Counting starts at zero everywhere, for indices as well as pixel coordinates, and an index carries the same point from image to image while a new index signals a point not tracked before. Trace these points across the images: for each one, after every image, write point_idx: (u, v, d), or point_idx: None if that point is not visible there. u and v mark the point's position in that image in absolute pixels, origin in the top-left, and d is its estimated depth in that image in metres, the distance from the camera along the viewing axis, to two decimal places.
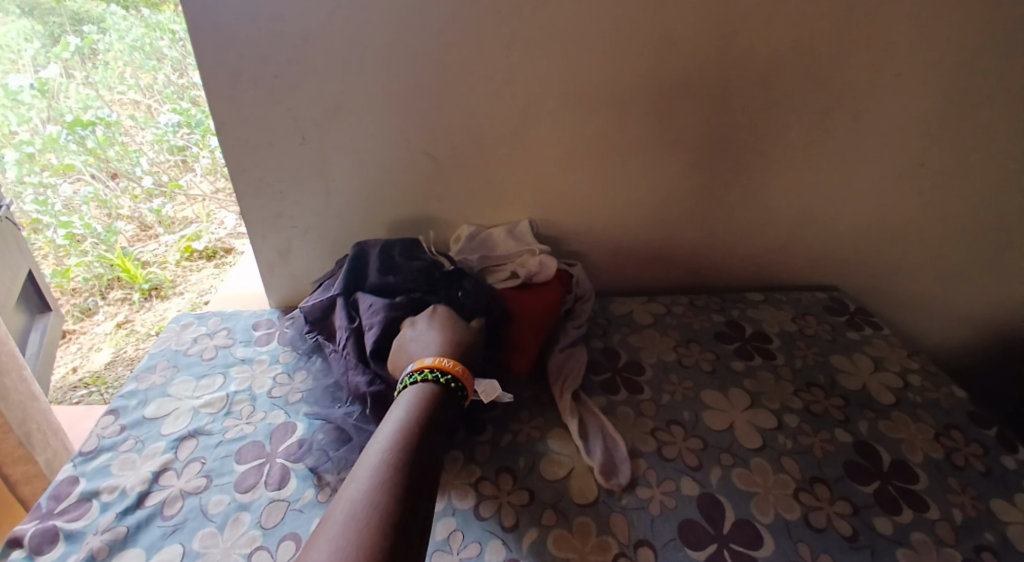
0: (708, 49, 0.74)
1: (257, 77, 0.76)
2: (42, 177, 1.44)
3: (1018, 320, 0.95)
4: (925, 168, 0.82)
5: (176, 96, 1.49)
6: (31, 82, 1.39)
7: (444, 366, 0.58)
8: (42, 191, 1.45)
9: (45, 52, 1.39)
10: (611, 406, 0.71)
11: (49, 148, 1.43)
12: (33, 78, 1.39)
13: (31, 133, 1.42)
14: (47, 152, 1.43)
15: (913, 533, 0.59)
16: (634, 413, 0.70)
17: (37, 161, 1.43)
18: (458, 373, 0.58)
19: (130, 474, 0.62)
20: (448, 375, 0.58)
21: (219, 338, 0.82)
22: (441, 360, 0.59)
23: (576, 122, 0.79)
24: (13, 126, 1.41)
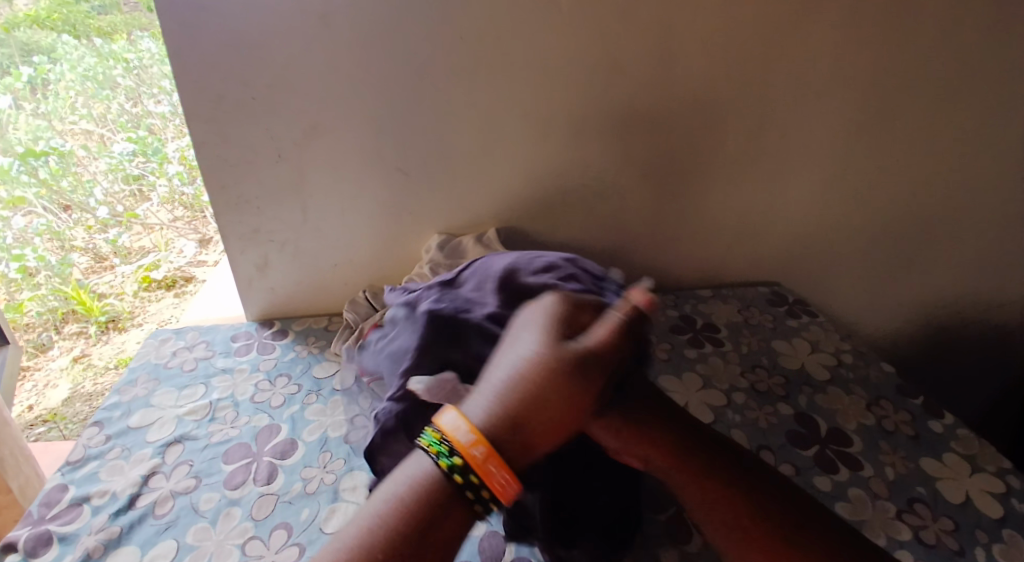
0: (652, 71, 0.82)
1: (239, 103, 0.81)
2: None
3: (942, 305, 1.05)
4: (849, 172, 0.92)
5: (131, 125, 1.41)
6: None
7: (458, 445, 0.42)
8: None
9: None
10: None
11: None
12: None
13: None
14: None
15: (850, 490, 0.66)
16: None
17: None
18: (468, 454, 0.41)
19: (119, 479, 0.65)
20: (466, 468, 0.41)
21: (199, 350, 0.84)
22: (460, 434, 0.42)
23: (536, 138, 0.87)
24: None
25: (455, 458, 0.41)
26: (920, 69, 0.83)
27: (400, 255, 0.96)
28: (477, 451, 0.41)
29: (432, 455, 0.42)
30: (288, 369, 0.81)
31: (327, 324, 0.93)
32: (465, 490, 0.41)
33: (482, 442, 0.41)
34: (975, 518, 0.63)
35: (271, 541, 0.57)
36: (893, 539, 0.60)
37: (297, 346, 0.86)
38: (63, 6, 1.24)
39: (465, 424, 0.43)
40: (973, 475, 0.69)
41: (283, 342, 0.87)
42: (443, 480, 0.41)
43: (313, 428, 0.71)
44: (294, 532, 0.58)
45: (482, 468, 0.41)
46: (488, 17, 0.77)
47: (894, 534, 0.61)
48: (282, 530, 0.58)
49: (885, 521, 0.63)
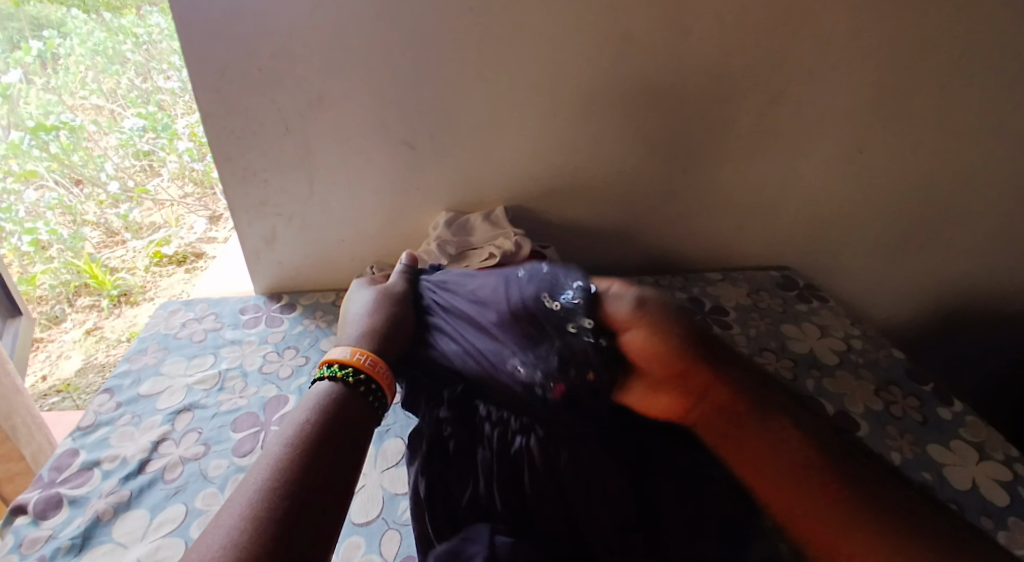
0: (664, 45, 0.80)
1: (245, 73, 0.80)
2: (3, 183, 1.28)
3: (951, 292, 1.04)
4: (862, 154, 0.90)
5: (140, 101, 1.40)
6: None
7: (352, 362, 0.53)
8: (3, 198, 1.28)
9: (3, 57, 1.21)
10: None
11: (9, 154, 1.26)
12: None
13: None
14: (7, 158, 1.26)
15: None
16: None
17: None
18: (362, 366, 0.52)
19: (129, 444, 0.66)
20: (357, 374, 0.52)
21: (208, 322, 0.85)
22: (351, 356, 0.53)
23: (545, 114, 0.85)
24: None
25: (340, 370, 0.51)
26: (941, 45, 0.80)
27: (406, 231, 0.96)
28: (369, 361, 0.53)
29: (327, 378, 0.51)
30: (295, 342, 0.81)
31: (334, 299, 0.93)
32: (359, 389, 0.51)
33: (367, 354, 0.53)
34: (981, 504, 0.63)
35: None
36: None
37: (304, 319, 0.87)
38: None
39: (350, 351, 0.54)
40: (981, 462, 0.68)
41: (290, 315, 0.87)
42: (339, 387, 0.50)
43: None
44: None
45: (372, 370, 0.53)
46: None
47: None
48: None
49: None
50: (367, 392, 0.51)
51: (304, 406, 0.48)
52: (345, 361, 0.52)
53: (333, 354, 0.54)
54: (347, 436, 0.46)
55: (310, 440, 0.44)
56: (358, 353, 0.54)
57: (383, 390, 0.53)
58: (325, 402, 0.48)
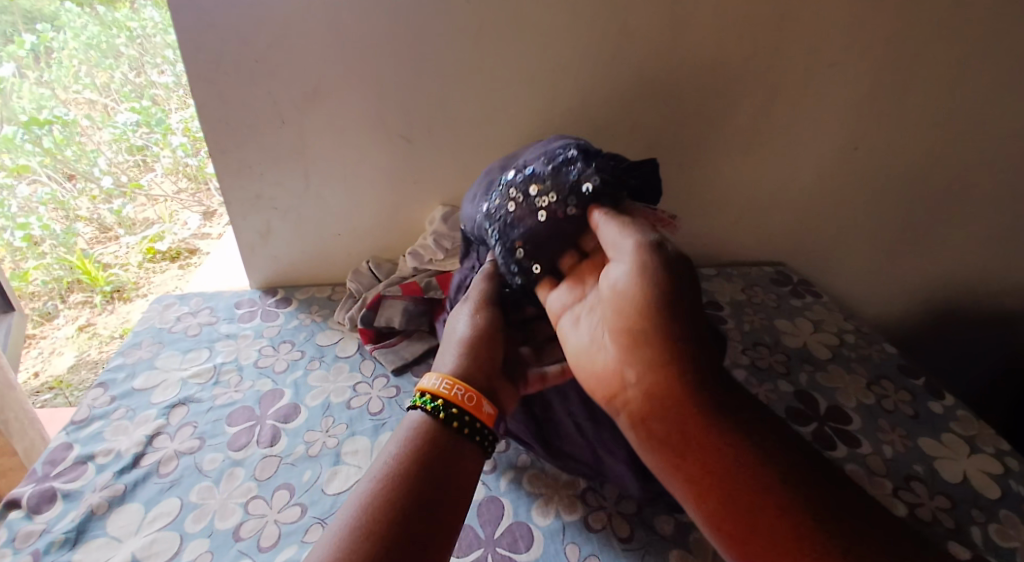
0: (661, 39, 0.80)
1: (240, 66, 0.80)
2: None
3: (943, 288, 1.04)
4: (855, 150, 0.91)
5: (134, 95, 1.39)
6: None
7: (445, 393, 0.51)
8: None
9: None
10: None
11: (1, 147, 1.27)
12: None
13: None
14: None
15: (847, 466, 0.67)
16: None
17: None
18: (455, 399, 0.51)
19: (124, 438, 0.66)
20: (440, 404, 0.51)
21: (203, 316, 0.85)
22: (444, 386, 0.52)
23: (541, 109, 0.86)
24: None
25: (438, 405, 0.51)
26: (937, 40, 0.80)
27: (402, 226, 0.96)
28: (463, 392, 0.52)
29: (418, 409, 0.51)
30: (291, 337, 0.81)
31: (330, 293, 0.93)
32: (460, 427, 0.50)
33: (461, 385, 0.52)
34: (973, 497, 0.64)
35: (273, 501, 0.58)
36: None
37: (299, 314, 0.86)
38: None
39: (439, 379, 0.53)
40: (972, 456, 0.69)
41: (285, 310, 0.87)
42: (430, 420, 0.50)
43: (317, 393, 0.71)
44: (297, 492, 0.59)
45: (456, 398, 0.51)
46: None
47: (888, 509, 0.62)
48: (283, 491, 0.59)
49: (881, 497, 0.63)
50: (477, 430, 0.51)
51: (396, 440, 0.49)
52: (438, 393, 0.52)
53: (427, 384, 0.53)
54: (452, 453, 0.49)
55: (412, 462, 0.47)
56: (455, 383, 0.52)
57: (488, 427, 0.52)
58: (416, 434, 0.49)
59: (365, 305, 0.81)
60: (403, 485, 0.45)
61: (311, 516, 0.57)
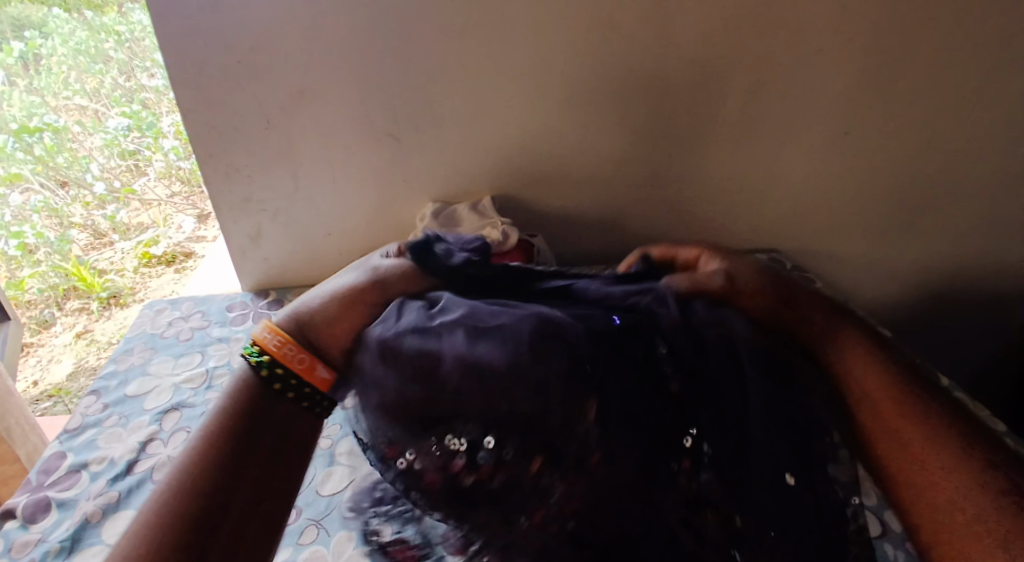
0: (646, 30, 0.80)
1: (223, 68, 0.79)
2: None
3: (936, 273, 1.04)
4: (845, 137, 0.90)
5: (124, 100, 1.35)
6: None
7: (270, 349, 0.43)
8: None
9: None
10: None
11: None
12: None
13: None
14: None
15: None
16: None
17: None
18: (278, 355, 0.42)
19: (117, 445, 0.65)
20: (263, 357, 0.42)
21: (195, 320, 0.84)
22: (268, 339, 0.43)
23: (527, 104, 0.85)
24: None
25: (260, 358, 0.43)
26: (925, 25, 0.80)
27: (393, 224, 0.95)
28: (289, 347, 0.43)
29: (248, 361, 0.43)
30: None
31: None
32: (286, 392, 0.42)
33: (292, 341, 0.43)
34: None
35: None
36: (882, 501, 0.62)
37: None
38: None
39: (266, 329, 0.43)
40: None
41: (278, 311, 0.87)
42: (253, 378, 0.42)
43: None
44: None
45: (282, 354, 0.43)
46: None
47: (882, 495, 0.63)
48: None
49: None
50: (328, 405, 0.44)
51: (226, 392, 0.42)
52: (265, 345, 0.43)
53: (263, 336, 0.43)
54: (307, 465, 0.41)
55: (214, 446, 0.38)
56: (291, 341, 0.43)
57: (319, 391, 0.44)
58: (237, 386, 0.42)
59: None
60: (212, 454, 0.37)
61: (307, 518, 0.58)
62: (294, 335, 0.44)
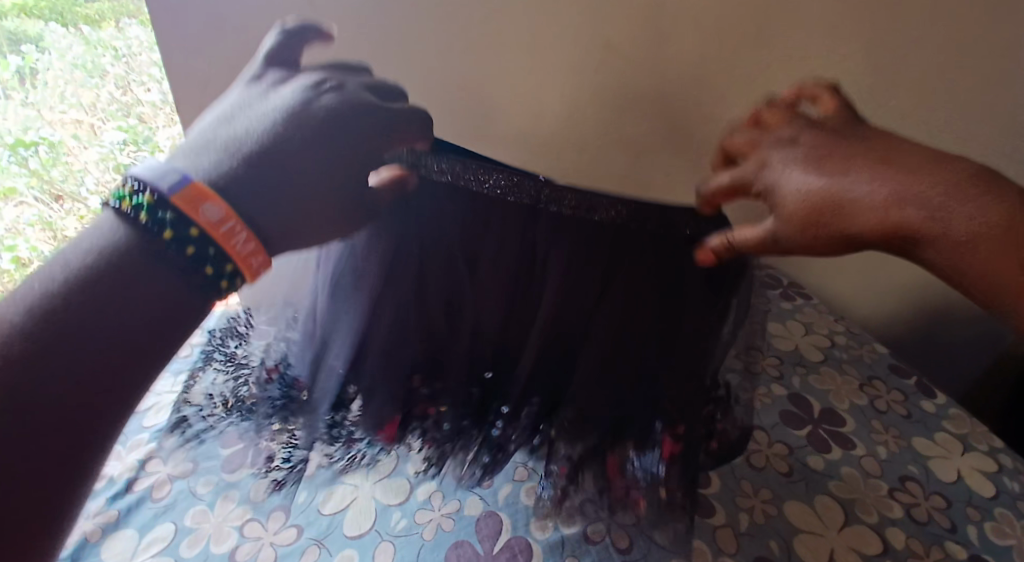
0: (645, 52, 0.79)
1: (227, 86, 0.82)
2: None
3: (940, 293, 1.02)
4: None
5: (121, 114, 1.31)
6: None
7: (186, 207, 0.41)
8: None
9: None
10: None
11: None
12: None
13: None
14: None
15: (843, 467, 0.67)
16: None
17: None
18: (184, 206, 0.41)
19: (116, 463, 0.65)
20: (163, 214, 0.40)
21: (195, 337, 0.85)
22: (195, 205, 0.41)
23: (523, 122, 0.87)
24: None
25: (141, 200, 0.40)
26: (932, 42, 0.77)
27: None
28: (209, 209, 0.41)
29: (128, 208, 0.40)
30: None
31: None
32: (186, 245, 0.41)
33: (218, 204, 0.42)
34: (967, 495, 0.64)
35: (268, 523, 0.59)
36: (885, 517, 0.62)
37: None
38: None
39: (203, 198, 0.41)
40: (965, 454, 0.70)
41: None
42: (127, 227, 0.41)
43: None
44: (293, 513, 0.60)
45: (220, 232, 0.42)
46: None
47: (885, 511, 0.62)
48: (279, 512, 0.60)
49: (877, 499, 0.64)
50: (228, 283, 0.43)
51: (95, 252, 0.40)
52: (184, 201, 0.41)
53: (200, 211, 0.41)
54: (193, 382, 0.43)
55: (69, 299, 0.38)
56: (221, 209, 0.42)
57: (241, 277, 0.44)
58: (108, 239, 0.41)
59: None
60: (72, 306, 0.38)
61: (307, 538, 0.58)
62: (214, 196, 0.42)
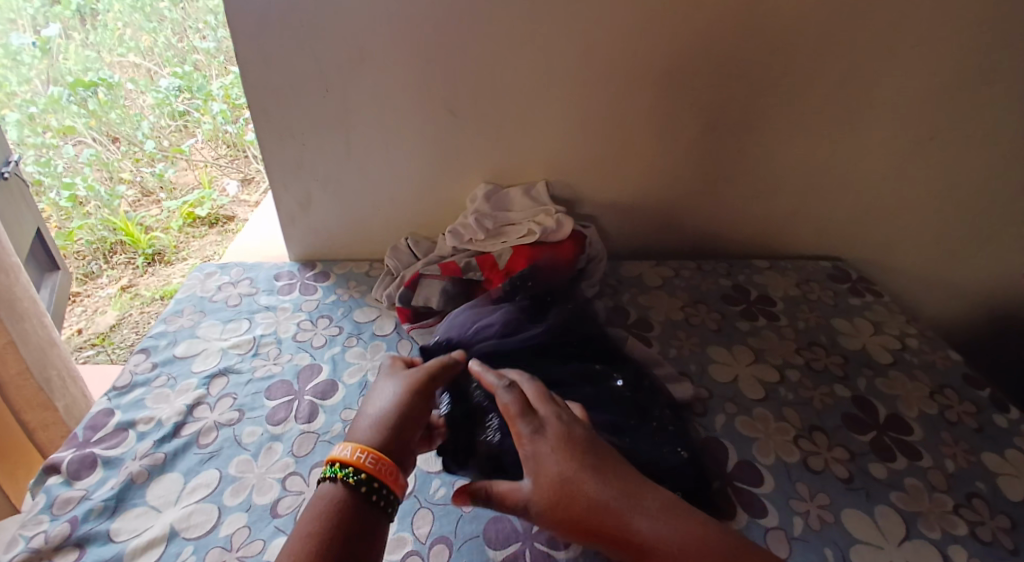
0: (723, 14, 0.75)
1: (287, 32, 0.78)
2: (44, 139, 1.37)
3: (1007, 286, 0.97)
4: (923, 144, 0.85)
5: (176, 61, 1.50)
6: (32, 41, 1.35)
7: (350, 461, 0.45)
8: (45, 153, 1.36)
9: (46, 13, 1.39)
10: (619, 308, 0.84)
11: (51, 109, 1.36)
12: (34, 38, 1.36)
13: (32, 94, 1.36)
14: (48, 114, 1.36)
15: (907, 479, 0.62)
16: (623, 326, 0.81)
17: (38, 123, 1.36)
18: (366, 467, 0.45)
19: (165, 407, 0.65)
20: (360, 476, 0.45)
21: (243, 287, 0.84)
22: (348, 453, 0.46)
23: (590, 91, 0.82)
24: (12, 86, 1.34)
25: (343, 470, 0.45)
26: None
27: (444, 203, 0.93)
28: (370, 459, 0.46)
29: (328, 480, 0.45)
30: (329, 311, 0.81)
31: (368, 269, 0.92)
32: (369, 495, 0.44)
33: (385, 458, 0.46)
34: None
35: (310, 478, 0.58)
36: (947, 534, 0.57)
37: (338, 289, 0.86)
38: None
39: (347, 446, 0.47)
40: None
41: (324, 284, 0.87)
42: (342, 492, 0.44)
43: (357, 370, 0.71)
44: None
45: (379, 472, 0.45)
46: None
47: (948, 528, 0.58)
48: (321, 468, 0.59)
49: (940, 515, 0.59)
50: (369, 492, 0.44)
51: (308, 506, 0.43)
52: (345, 459, 0.46)
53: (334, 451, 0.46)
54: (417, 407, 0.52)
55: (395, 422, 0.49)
56: (356, 448, 0.46)
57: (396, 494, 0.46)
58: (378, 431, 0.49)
59: (404, 283, 0.81)
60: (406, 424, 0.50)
61: None
62: (378, 454, 0.47)
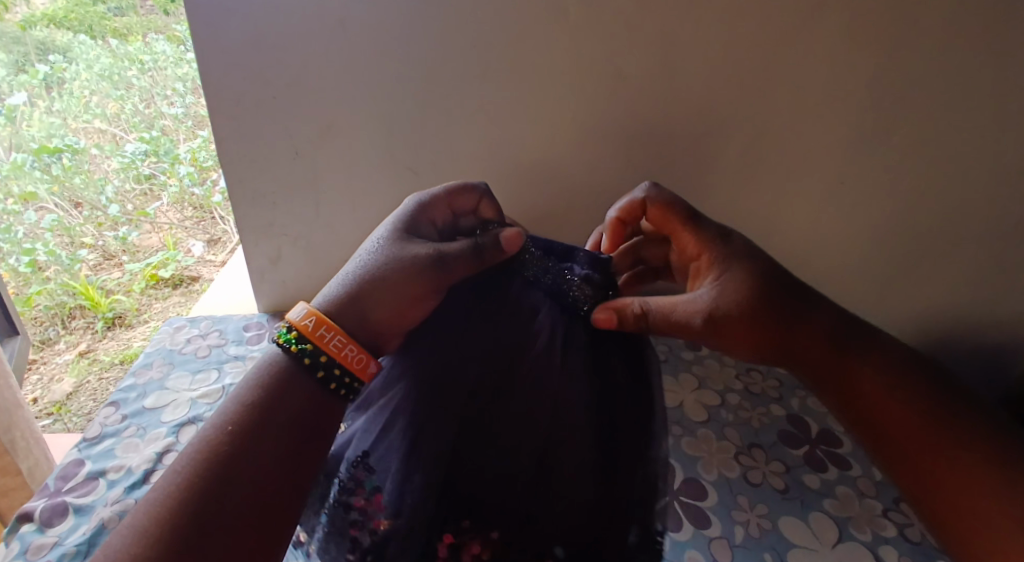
0: (654, 82, 0.85)
1: (260, 102, 0.85)
2: (4, 205, 1.35)
3: (939, 324, 1.04)
4: (844, 194, 0.93)
5: (143, 126, 1.52)
6: None
7: (300, 328, 0.52)
8: (4, 219, 1.35)
9: (10, 79, 1.33)
10: None
11: (12, 176, 1.34)
12: None
13: None
14: (9, 180, 1.34)
15: (838, 487, 0.68)
16: None
17: None
18: (317, 339, 0.52)
19: (134, 455, 0.67)
20: (307, 347, 0.52)
21: (213, 338, 0.87)
22: (302, 320, 0.53)
23: (539, 148, 0.90)
24: None
25: (295, 338, 0.52)
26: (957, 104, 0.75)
27: None
28: (321, 330, 0.52)
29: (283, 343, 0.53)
30: None
31: None
32: (316, 369, 0.52)
33: (334, 330, 0.52)
34: None
35: None
36: (878, 535, 0.63)
37: None
38: (80, 7, 1.39)
39: (305, 316, 0.53)
40: None
41: None
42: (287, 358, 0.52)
43: None
44: None
45: (339, 354, 0.52)
46: (500, 24, 0.80)
47: (879, 530, 0.63)
48: None
49: (871, 518, 0.65)
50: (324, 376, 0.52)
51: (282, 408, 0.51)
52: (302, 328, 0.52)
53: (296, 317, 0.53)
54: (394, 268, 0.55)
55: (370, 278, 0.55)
56: (315, 320, 0.53)
57: (353, 376, 0.53)
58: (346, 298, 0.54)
59: None
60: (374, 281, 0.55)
61: None
62: (333, 324, 0.53)
